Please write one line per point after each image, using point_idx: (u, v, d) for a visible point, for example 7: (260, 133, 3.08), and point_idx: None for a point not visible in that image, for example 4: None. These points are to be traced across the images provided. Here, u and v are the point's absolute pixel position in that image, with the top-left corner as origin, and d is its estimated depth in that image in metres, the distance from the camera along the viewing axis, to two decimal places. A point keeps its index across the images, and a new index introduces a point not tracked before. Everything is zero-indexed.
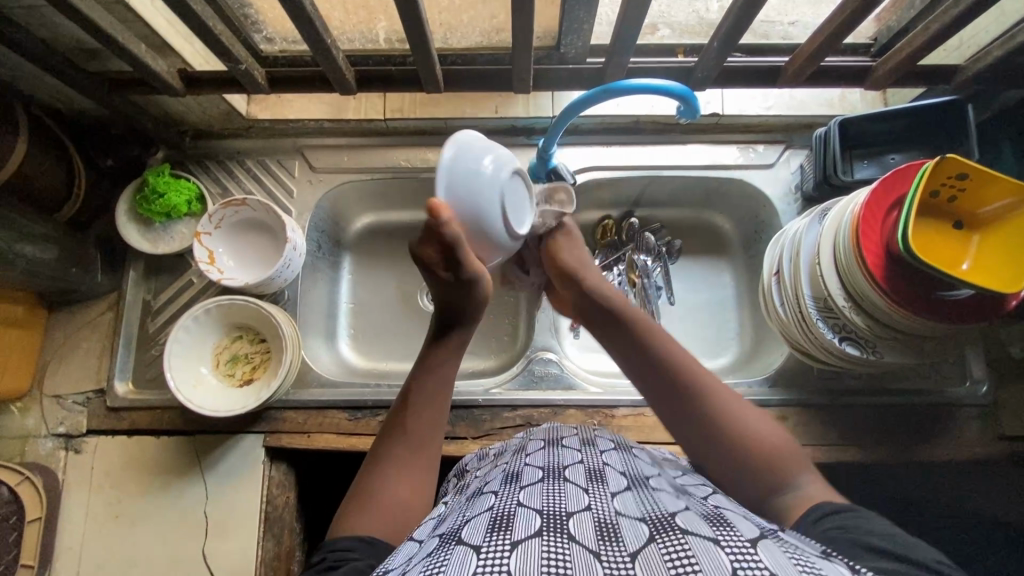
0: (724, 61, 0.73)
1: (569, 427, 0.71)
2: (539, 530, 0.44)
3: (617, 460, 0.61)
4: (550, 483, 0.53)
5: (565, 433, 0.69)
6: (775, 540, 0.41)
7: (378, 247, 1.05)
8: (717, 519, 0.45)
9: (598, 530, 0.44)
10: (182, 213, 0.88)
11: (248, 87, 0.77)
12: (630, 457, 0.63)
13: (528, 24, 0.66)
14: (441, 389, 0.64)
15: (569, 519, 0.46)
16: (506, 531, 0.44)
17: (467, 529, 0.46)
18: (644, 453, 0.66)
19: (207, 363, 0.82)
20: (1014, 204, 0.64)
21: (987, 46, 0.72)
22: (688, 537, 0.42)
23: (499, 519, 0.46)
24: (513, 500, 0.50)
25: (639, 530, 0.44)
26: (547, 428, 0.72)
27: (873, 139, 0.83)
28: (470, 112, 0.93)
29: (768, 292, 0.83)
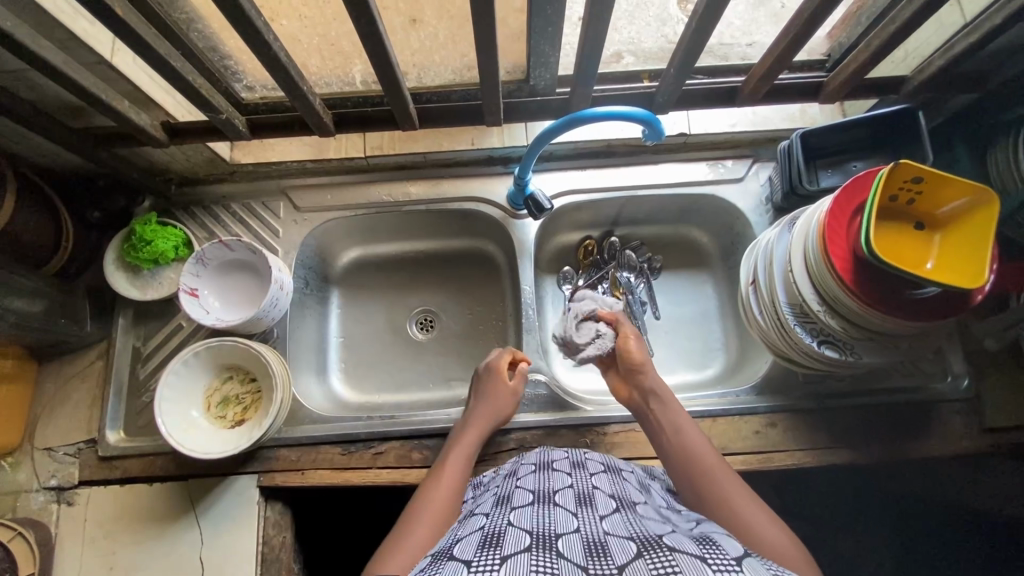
0: (682, 85, 0.77)
1: (561, 450, 0.72)
2: (527, 544, 0.45)
3: (606, 483, 0.62)
4: (539, 506, 0.54)
5: (556, 455, 0.70)
6: (760, 561, 0.43)
7: (365, 281, 1.07)
8: (704, 540, 0.46)
9: (585, 548, 0.45)
10: (168, 259, 0.90)
11: (230, 133, 0.79)
12: (618, 479, 0.65)
13: (493, 62, 0.69)
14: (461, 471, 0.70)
15: (558, 539, 0.47)
16: (496, 546, 0.45)
17: (458, 546, 0.47)
18: (633, 477, 0.68)
19: (197, 407, 0.82)
20: (969, 203, 0.67)
21: (929, 56, 0.76)
22: (675, 554, 0.43)
23: (490, 536, 0.47)
24: (504, 521, 0.51)
25: (628, 547, 0.45)
26: (539, 451, 0.72)
27: (834, 150, 0.87)
28: (449, 146, 0.97)
29: (747, 301, 0.85)
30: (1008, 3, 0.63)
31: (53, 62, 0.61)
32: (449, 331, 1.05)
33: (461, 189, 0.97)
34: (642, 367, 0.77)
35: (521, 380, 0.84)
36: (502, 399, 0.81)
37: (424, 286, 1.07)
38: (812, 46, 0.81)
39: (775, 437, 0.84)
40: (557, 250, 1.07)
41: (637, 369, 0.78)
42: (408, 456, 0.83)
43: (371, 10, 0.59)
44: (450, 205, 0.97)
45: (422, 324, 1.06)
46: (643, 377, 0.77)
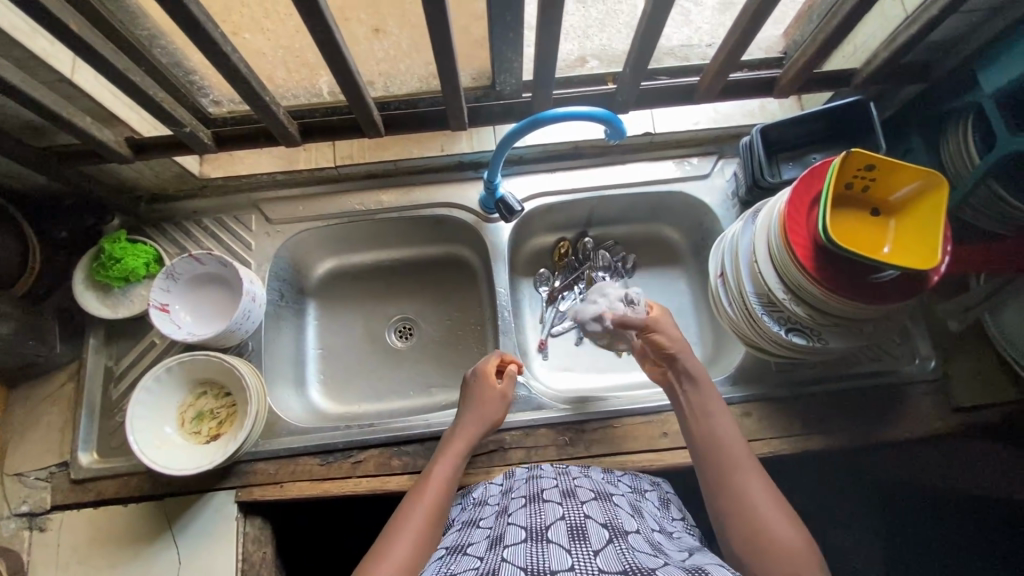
0: (640, 85, 0.79)
1: (551, 477, 0.74)
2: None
3: (597, 510, 0.64)
4: (533, 544, 0.57)
5: (545, 485, 0.71)
6: None
7: (342, 291, 1.07)
8: None
9: None
10: (139, 276, 0.89)
11: (195, 147, 0.79)
12: (609, 506, 0.66)
13: (453, 67, 0.70)
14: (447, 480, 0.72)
15: None
16: None
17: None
18: (623, 501, 0.70)
19: (171, 423, 0.81)
20: (920, 187, 0.69)
21: (875, 49, 0.79)
22: None
23: None
24: (500, 563, 0.54)
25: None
26: (528, 480, 0.74)
27: (794, 143, 0.89)
28: (417, 152, 0.99)
29: (716, 294, 0.87)
30: None
31: (11, 81, 0.61)
32: (428, 338, 1.06)
33: (433, 195, 0.98)
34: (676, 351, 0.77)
35: (509, 382, 0.84)
36: (488, 405, 0.81)
37: (402, 294, 1.08)
38: (770, 43, 0.84)
39: (752, 426, 0.85)
40: (532, 253, 1.08)
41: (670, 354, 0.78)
42: (388, 464, 0.83)
43: (328, 20, 0.60)
44: (423, 212, 0.98)
45: (400, 332, 1.06)
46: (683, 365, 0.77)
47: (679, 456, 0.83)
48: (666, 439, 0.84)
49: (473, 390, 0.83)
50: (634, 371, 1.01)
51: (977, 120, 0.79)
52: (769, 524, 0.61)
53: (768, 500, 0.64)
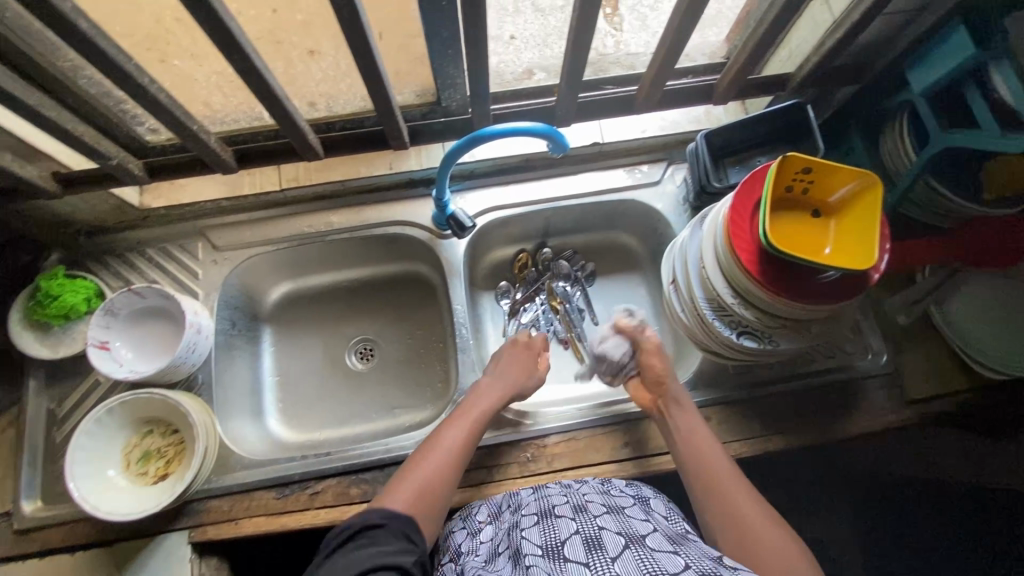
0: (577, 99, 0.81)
1: (560, 493, 0.72)
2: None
3: (611, 521, 0.63)
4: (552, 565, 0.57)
5: (556, 500, 0.70)
6: None
7: (298, 316, 1.05)
8: None
9: None
10: (80, 312, 0.86)
11: (126, 179, 0.77)
12: (623, 517, 0.65)
13: (386, 89, 0.70)
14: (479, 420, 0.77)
15: None
16: None
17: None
18: (637, 509, 0.68)
19: (116, 465, 0.78)
20: (856, 188, 0.71)
21: (807, 54, 0.81)
22: None
23: None
24: None
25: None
26: (538, 495, 0.73)
27: (739, 147, 0.90)
28: (366, 171, 0.98)
29: (670, 300, 0.87)
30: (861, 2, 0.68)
31: None
32: (389, 358, 1.03)
33: (384, 214, 0.97)
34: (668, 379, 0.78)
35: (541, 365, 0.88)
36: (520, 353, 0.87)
37: (361, 315, 1.06)
38: (713, 49, 0.85)
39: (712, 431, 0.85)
40: (492, 266, 1.07)
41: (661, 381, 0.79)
42: (347, 493, 0.81)
43: (248, 48, 0.59)
44: (375, 231, 0.96)
45: (361, 353, 1.04)
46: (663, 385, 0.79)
47: (641, 466, 0.83)
48: (627, 449, 0.84)
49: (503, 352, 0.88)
50: (598, 381, 1.00)
51: (910, 117, 0.80)
52: (759, 532, 0.63)
53: (756, 510, 0.66)
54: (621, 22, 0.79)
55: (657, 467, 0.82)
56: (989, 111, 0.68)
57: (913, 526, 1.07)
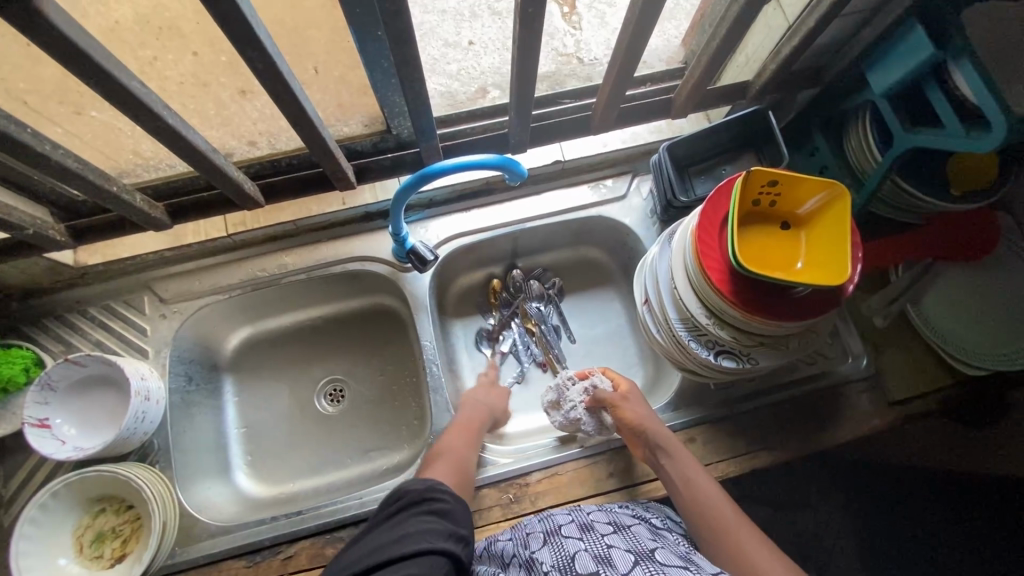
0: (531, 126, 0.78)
1: (567, 514, 0.68)
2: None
3: (619, 539, 0.60)
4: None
5: (561, 520, 0.66)
6: None
7: (261, 362, 0.99)
8: None
9: None
10: (19, 384, 0.79)
11: (49, 245, 0.71)
12: (630, 535, 0.61)
13: (319, 132, 0.65)
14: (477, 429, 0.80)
15: None
16: None
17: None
18: (643, 528, 0.64)
19: (67, 551, 0.73)
20: (824, 199, 0.68)
21: (765, 59, 0.79)
22: None
23: None
24: None
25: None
26: (543, 520, 0.69)
27: (702, 158, 0.88)
28: (317, 210, 0.91)
29: (644, 320, 0.84)
30: (815, 7, 0.66)
31: None
32: (361, 398, 0.98)
33: (342, 251, 0.93)
34: (643, 425, 0.75)
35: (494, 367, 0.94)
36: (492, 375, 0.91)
37: (328, 354, 1.01)
38: (671, 54, 0.84)
39: (697, 452, 0.83)
40: (461, 293, 1.03)
41: (637, 428, 0.76)
42: (322, 554, 0.77)
43: (158, 105, 0.53)
44: (334, 269, 0.92)
45: (330, 396, 0.99)
46: (648, 433, 0.75)
47: (628, 495, 0.80)
48: (612, 479, 0.81)
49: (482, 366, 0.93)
50: None
51: (873, 116, 0.78)
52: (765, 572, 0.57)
53: (762, 549, 0.60)
54: (580, 20, 0.85)
55: (644, 495, 0.80)
56: (951, 108, 0.66)
57: (905, 518, 1.07)
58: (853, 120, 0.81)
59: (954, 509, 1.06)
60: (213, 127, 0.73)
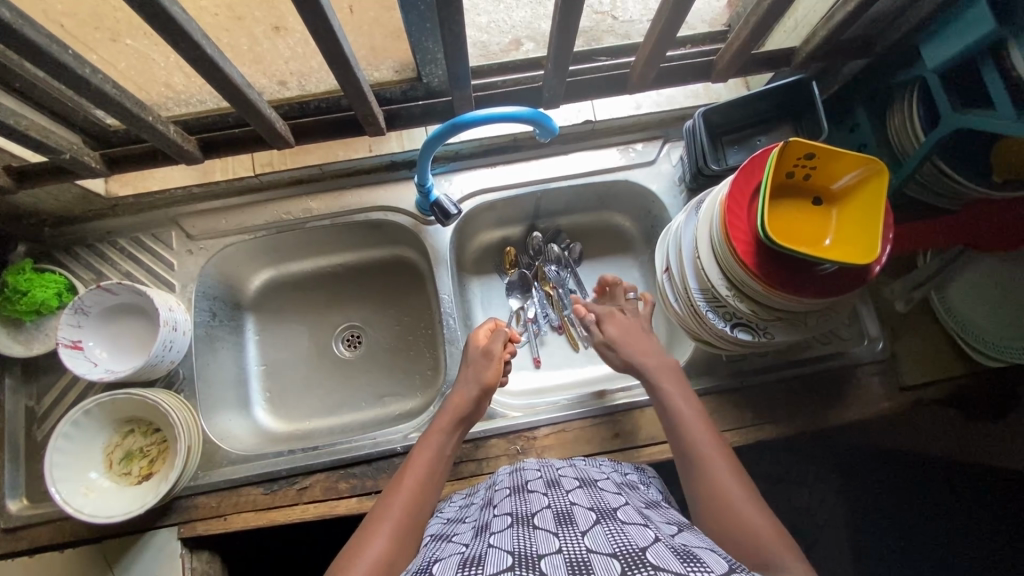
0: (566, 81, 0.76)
1: (538, 466, 0.70)
2: (508, 566, 0.43)
3: (584, 497, 0.60)
4: (519, 528, 0.52)
5: (530, 475, 0.68)
6: (743, 574, 0.42)
7: (281, 303, 1.02)
8: (686, 554, 0.45)
9: (570, 569, 0.43)
10: (52, 307, 0.82)
11: (82, 171, 0.73)
12: (595, 491, 0.62)
13: (351, 73, 0.64)
14: (438, 457, 0.70)
15: (540, 559, 0.45)
16: (477, 568, 0.44)
17: (438, 567, 0.48)
18: (610, 484, 0.66)
19: (97, 466, 0.77)
20: (860, 176, 0.67)
21: (818, 26, 0.76)
22: (659, 573, 0.41)
23: (470, 558, 0.47)
24: (484, 544, 0.50)
25: (610, 566, 0.43)
26: (516, 470, 0.71)
27: (738, 126, 0.86)
28: (345, 155, 0.93)
29: (663, 288, 0.84)
30: None
31: None
32: (377, 346, 1.00)
33: (366, 198, 0.93)
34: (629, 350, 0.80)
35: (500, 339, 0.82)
36: (483, 367, 0.80)
37: (347, 301, 1.03)
38: (714, 16, 0.80)
39: None
40: (480, 251, 1.03)
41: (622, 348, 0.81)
42: (336, 487, 0.80)
43: (197, 34, 0.53)
44: (357, 217, 0.93)
45: (348, 341, 1.01)
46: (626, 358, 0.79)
47: (632, 456, 0.82)
48: (619, 439, 0.83)
49: (468, 356, 0.82)
50: (592, 366, 0.98)
51: (921, 93, 0.75)
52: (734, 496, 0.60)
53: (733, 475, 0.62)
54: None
55: (647, 457, 0.82)
56: (1005, 88, 0.62)
57: (906, 505, 1.08)
58: (900, 95, 0.78)
59: (956, 500, 1.06)
60: (245, 63, 0.72)
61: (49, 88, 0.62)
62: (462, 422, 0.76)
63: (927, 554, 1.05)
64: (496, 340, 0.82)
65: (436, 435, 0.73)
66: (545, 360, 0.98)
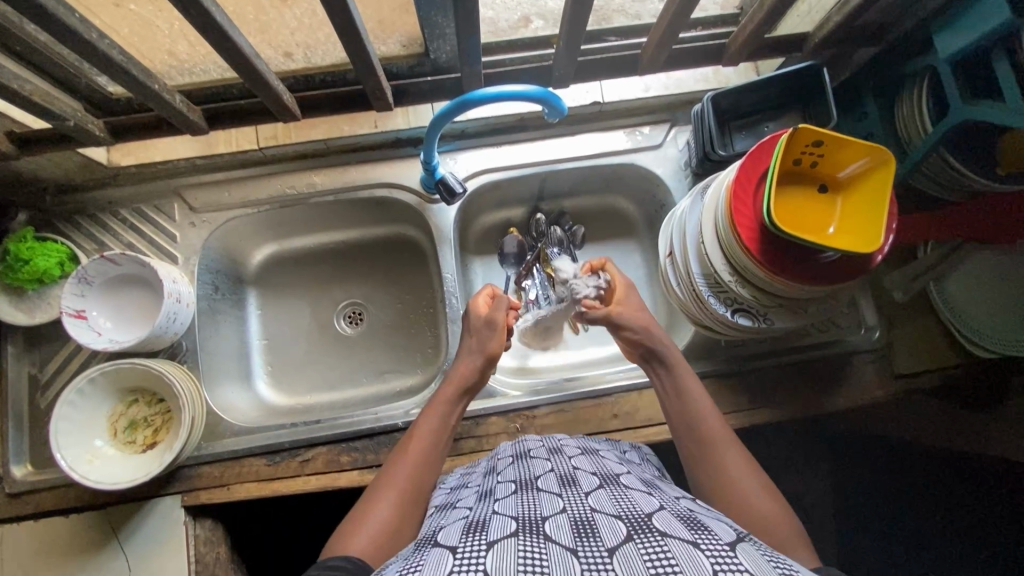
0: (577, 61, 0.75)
1: (539, 439, 0.71)
2: (512, 531, 0.43)
3: (587, 463, 0.61)
4: (524, 492, 0.53)
5: (533, 444, 0.69)
6: (751, 543, 0.42)
7: (283, 279, 1.02)
8: (692, 522, 0.45)
9: (574, 529, 0.43)
10: (54, 276, 0.82)
11: (85, 139, 0.72)
12: (597, 459, 0.63)
13: (361, 46, 0.64)
14: (444, 426, 0.71)
15: (544, 521, 0.45)
16: (480, 533, 0.44)
17: (441, 535, 0.48)
18: (612, 454, 0.67)
19: (102, 435, 0.78)
20: (867, 165, 0.67)
21: (831, 12, 0.75)
22: (666, 538, 0.41)
23: (474, 524, 0.47)
24: (489, 510, 0.51)
25: (615, 527, 0.43)
26: (517, 442, 0.72)
27: (746, 112, 0.85)
28: (349, 129, 0.92)
29: (665, 272, 0.85)
30: None
31: None
32: (379, 323, 1.01)
33: (370, 175, 0.92)
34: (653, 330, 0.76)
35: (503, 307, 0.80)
36: (487, 336, 0.79)
37: (349, 278, 1.03)
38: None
39: None
40: (483, 231, 1.03)
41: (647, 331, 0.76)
42: (338, 460, 0.82)
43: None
44: (361, 193, 0.92)
45: (350, 318, 1.02)
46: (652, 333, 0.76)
47: (629, 436, 0.84)
48: (616, 419, 0.84)
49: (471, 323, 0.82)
50: (590, 349, 0.99)
51: (932, 84, 0.75)
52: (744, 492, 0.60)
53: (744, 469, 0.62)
54: None
55: (644, 437, 0.83)
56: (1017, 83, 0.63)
57: (892, 490, 1.10)
58: (910, 85, 0.78)
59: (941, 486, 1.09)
60: (251, 33, 0.70)
61: (51, 52, 0.61)
62: (467, 391, 0.77)
63: (911, 538, 1.08)
64: (500, 308, 0.80)
65: (443, 405, 0.73)
66: (545, 342, 0.99)
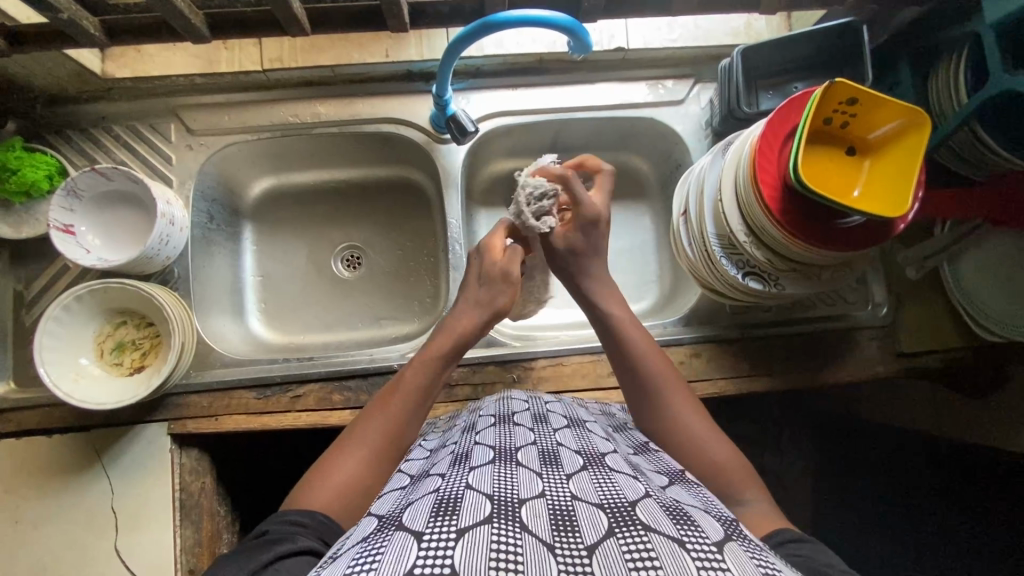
0: None
1: (522, 399, 0.71)
2: (486, 516, 0.39)
3: (571, 438, 0.59)
4: (501, 466, 0.51)
5: (517, 407, 0.68)
6: (740, 542, 0.41)
7: (279, 215, 0.98)
8: (679, 514, 0.43)
9: (552, 522, 0.40)
10: (43, 191, 0.78)
11: (80, 39, 0.68)
12: (583, 432, 0.62)
13: None
14: (431, 382, 0.66)
15: (521, 506, 0.42)
16: (451, 516, 0.39)
17: (408, 513, 0.44)
18: (598, 426, 0.66)
19: (89, 353, 0.76)
20: (901, 126, 0.64)
21: None
22: (650, 534, 0.39)
23: (444, 503, 0.43)
24: (461, 483, 0.47)
25: (596, 517, 0.41)
26: (499, 400, 0.72)
27: (774, 69, 0.82)
28: (359, 57, 0.87)
29: (677, 233, 0.82)
30: None
31: None
32: (378, 268, 0.98)
33: (380, 109, 0.88)
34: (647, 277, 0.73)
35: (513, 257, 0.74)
36: (495, 287, 0.73)
37: (349, 219, 0.99)
38: None
39: (699, 367, 0.85)
40: (491, 180, 0.99)
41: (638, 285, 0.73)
42: (329, 398, 0.80)
43: None
44: (367, 128, 0.88)
45: (348, 261, 0.99)
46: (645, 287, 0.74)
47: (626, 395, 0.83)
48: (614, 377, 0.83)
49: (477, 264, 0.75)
50: None
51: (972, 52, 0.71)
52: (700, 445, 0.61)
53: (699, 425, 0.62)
54: None
55: None
56: None
57: None
58: (949, 52, 0.75)
59: None
60: None
61: None
62: (463, 343, 0.71)
63: None
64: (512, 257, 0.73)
65: (430, 358, 0.68)
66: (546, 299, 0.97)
